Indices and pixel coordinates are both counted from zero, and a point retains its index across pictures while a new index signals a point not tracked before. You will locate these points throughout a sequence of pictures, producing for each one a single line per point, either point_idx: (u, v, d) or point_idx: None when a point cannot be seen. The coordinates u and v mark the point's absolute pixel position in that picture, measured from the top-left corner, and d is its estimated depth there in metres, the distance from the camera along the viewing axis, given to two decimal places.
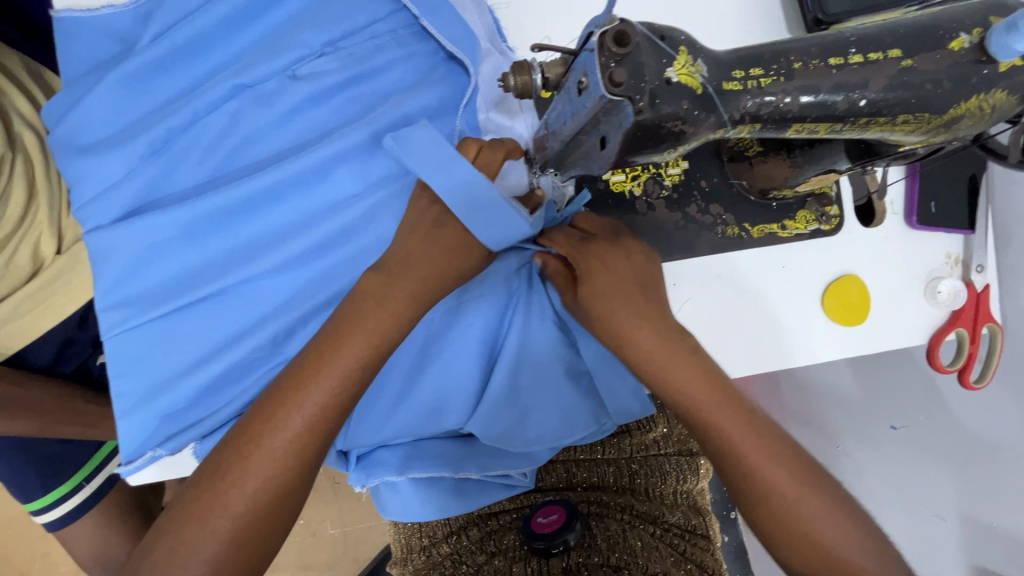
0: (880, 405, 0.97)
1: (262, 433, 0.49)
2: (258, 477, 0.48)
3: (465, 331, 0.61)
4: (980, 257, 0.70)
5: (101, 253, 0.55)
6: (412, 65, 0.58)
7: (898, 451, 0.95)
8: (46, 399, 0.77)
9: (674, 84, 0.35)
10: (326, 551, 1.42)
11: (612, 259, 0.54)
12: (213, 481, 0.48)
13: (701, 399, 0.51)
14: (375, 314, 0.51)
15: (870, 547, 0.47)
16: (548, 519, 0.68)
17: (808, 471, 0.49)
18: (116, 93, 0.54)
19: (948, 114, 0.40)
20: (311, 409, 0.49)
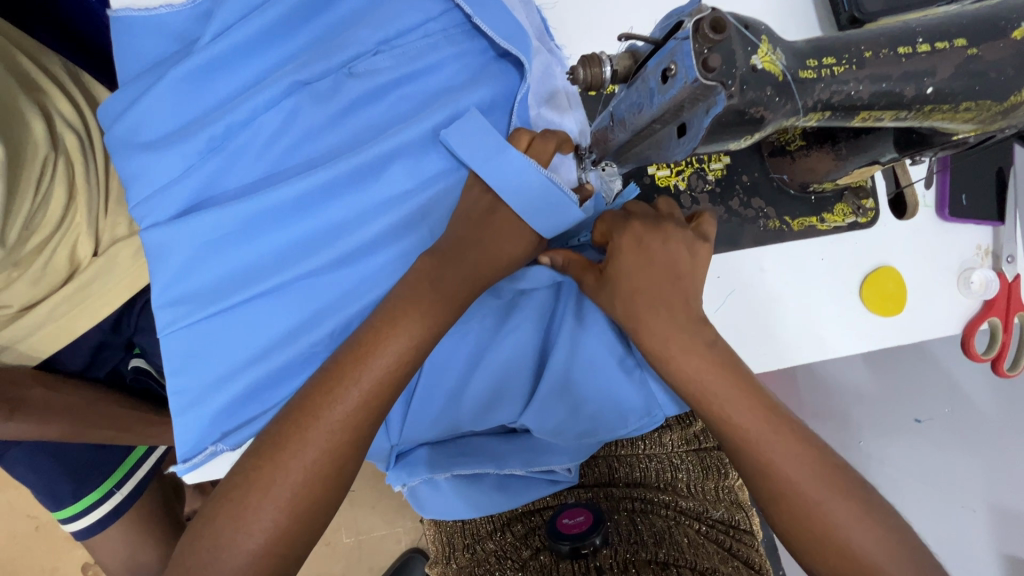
0: (900, 399, 1.00)
1: (321, 405, 0.46)
2: (318, 447, 0.45)
3: (517, 323, 0.63)
4: (1010, 248, 0.72)
5: (160, 250, 0.55)
6: (463, 63, 0.59)
7: (922, 444, 0.97)
8: (80, 403, 0.76)
9: (759, 71, 0.36)
10: (341, 561, 1.40)
11: (631, 250, 0.53)
12: (271, 451, 0.45)
13: (715, 391, 0.51)
14: (431, 294, 0.48)
15: (894, 550, 0.47)
16: (574, 521, 0.69)
17: (836, 474, 0.49)
18: (175, 91, 0.54)
19: (1008, 101, 0.42)
20: (373, 379, 0.46)
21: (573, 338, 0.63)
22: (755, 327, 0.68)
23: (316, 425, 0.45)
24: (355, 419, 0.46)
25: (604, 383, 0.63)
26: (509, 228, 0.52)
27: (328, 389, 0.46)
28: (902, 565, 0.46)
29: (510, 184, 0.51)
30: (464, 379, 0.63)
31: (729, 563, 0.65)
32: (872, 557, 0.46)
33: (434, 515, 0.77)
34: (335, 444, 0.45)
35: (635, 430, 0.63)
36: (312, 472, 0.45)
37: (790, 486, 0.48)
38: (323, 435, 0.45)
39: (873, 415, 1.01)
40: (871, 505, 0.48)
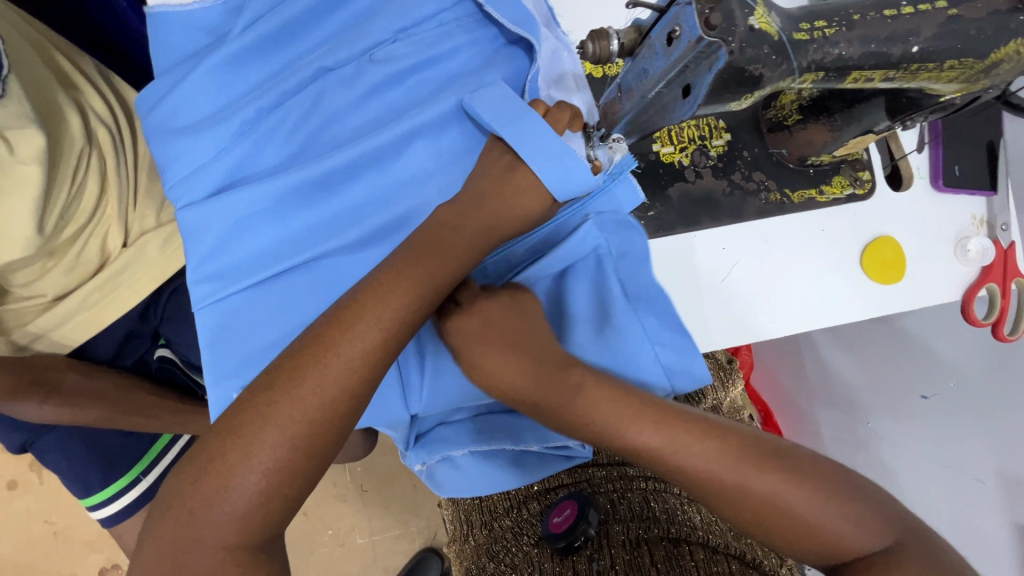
0: (906, 378, 1.06)
1: (338, 340, 0.48)
2: (336, 378, 0.47)
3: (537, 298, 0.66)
4: (1004, 216, 0.74)
5: (195, 228, 0.59)
6: (477, 50, 0.62)
7: (928, 417, 1.01)
8: (111, 388, 0.79)
9: (756, 30, 0.40)
10: (355, 561, 1.41)
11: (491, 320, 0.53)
12: (289, 383, 0.47)
13: (603, 421, 0.52)
14: (452, 240, 0.52)
15: (832, 509, 0.48)
16: (562, 517, 0.71)
17: (766, 458, 0.50)
18: (209, 79, 0.58)
19: (988, 59, 0.45)
20: (387, 318, 0.49)
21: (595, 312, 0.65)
22: (759, 298, 0.70)
23: (332, 361, 0.47)
24: (371, 357, 0.49)
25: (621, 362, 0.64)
26: (525, 185, 0.54)
27: (347, 323, 0.48)
28: (844, 521, 0.48)
29: (530, 143, 0.54)
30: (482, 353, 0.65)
31: (742, 540, 0.71)
32: (808, 520, 0.48)
33: (448, 493, 0.79)
34: (351, 381, 0.48)
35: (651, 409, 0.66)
36: (330, 404, 0.47)
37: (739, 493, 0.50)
38: (342, 370, 0.48)
39: (884, 395, 1.09)
40: (804, 476, 0.49)
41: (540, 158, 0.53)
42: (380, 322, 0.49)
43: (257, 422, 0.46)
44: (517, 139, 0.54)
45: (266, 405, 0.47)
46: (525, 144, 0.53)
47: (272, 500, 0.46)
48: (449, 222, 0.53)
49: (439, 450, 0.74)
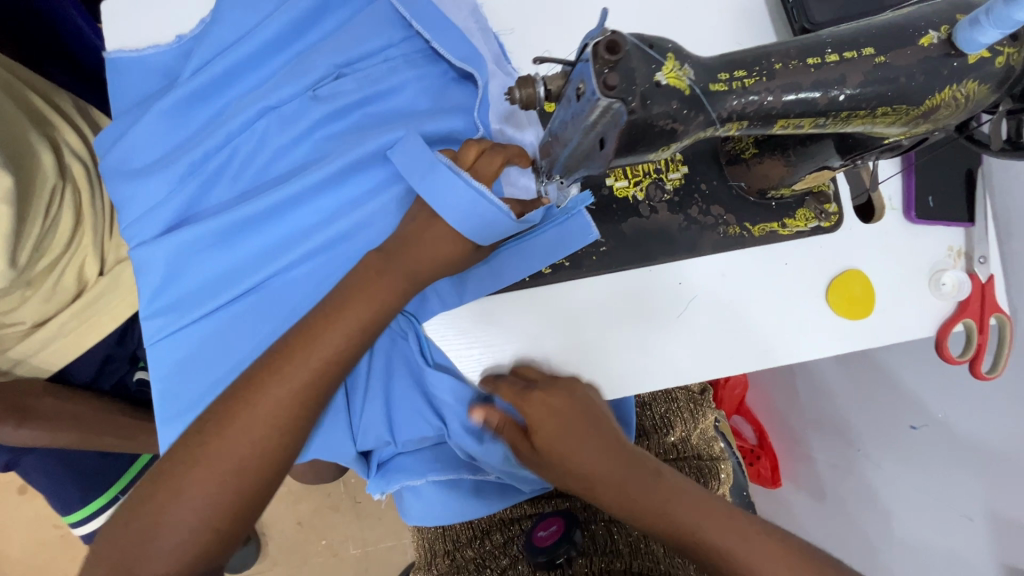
0: (901, 407, 0.98)
1: (267, 382, 0.51)
2: (265, 416, 0.50)
3: (485, 346, 0.66)
4: (982, 248, 0.71)
5: (145, 265, 0.60)
6: (424, 84, 0.63)
7: (920, 449, 0.94)
8: (89, 410, 0.81)
9: (663, 86, 0.39)
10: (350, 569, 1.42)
11: (553, 399, 0.60)
12: (218, 424, 0.50)
13: (621, 500, 0.57)
14: (379, 282, 0.54)
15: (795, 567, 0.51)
16: (547, 532, 0.71)
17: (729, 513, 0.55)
18: (157, 122, 0.59)
19: (924, 105, 0.43)
20: (318, 360, 0.52)
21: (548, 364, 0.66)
22: (717, 334, 0.69)
23: (260, 402, 0.51)
24: (300, 395, 0.52)
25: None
26: (445, 234, 0.55)
27: (277, 367, 0.51)
28: None
29: (446, 201, 0.54)
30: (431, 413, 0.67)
31: None
32: None
33: (416, 521, 0.77)
34: (280, 419, 0.51)
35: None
36: (257, 440, 0.50)
37: (735, 565, 0.52)
38: (271, 411, 0.51)
39: (877, 425, 1.02)
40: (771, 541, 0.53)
41: (451, 208, 0.54)
42: (308, 366, 0.52)
43: (189, 463, 0.49)
44: (432, 195, 0.54)
45: (196, 448, 0.50)
46: (436, 195, 0.54)
47: (205, 536, 0.49)
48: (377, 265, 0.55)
49: (399, 480, 0.69)
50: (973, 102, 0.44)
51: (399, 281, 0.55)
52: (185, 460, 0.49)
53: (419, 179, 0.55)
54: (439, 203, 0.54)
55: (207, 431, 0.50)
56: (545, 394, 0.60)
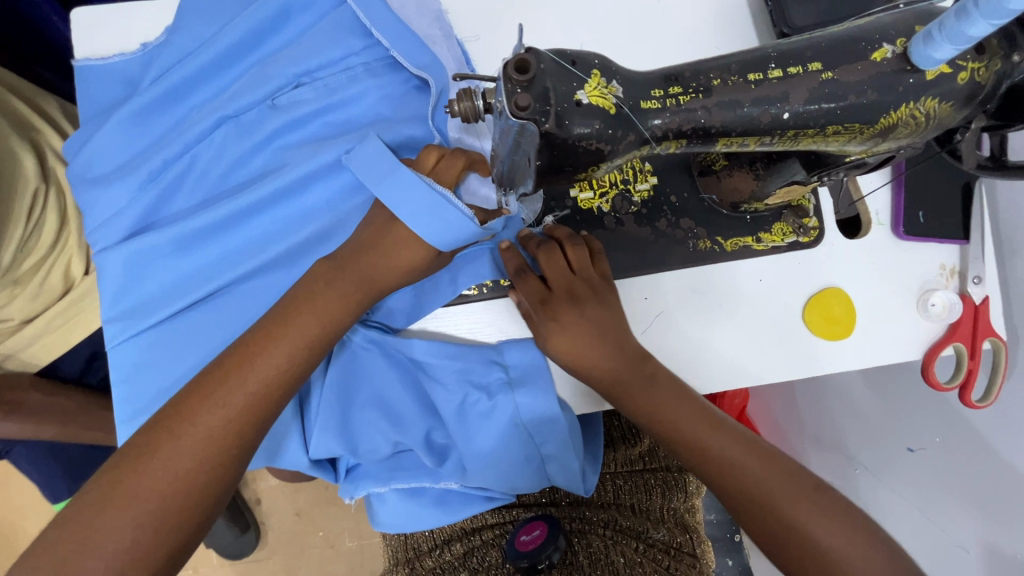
0: (901, 424, 0.88)
1: (198, 411, 0.51)
2: (194, 438, 0.51)
3: (438, 366, 0.63)
4: (977, 268, 0.66)
5: (105, 270, 0.61)
6: (384, 92, 0.62)
7: (914, 473, 0.84)
8: (72, 404, 0.84)
9: (584, 105, 0.37)
10: (344, 565, 1.35)
11: (567, 316, 0.58)
12: (143, 460, 0.50)
13: (716, 447, 0.56)
14: (325, 295, 0.54)
15: (851, 533, 0.51)
16: (531, 536, 0.70)
17: (795, 477, 0.54)
18: (120, 130, 0.61)
19: (879, 123, 0.40)
20: (249, 386, 0.52)
21: (506, 378, 0.63)
22: (684, 352, 0.66)
23: (188, 432, 0.50)
24: (231, 422, 0.52)
25: (535, 425, 0.63)
26: (404, 239, 0.53)
27: (210, 393, 0.52)
28: (851, 543, 0.50)
29: (406, 206, 0.52)
30: (387, 427, 0.63)
31: None
32: (839, 551, 0.50)
33: (386, 529, 0.76)
34: (209, 450, 0.51)
35: (556, 475, 0.66)
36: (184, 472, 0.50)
37: (775, 517, 0.53)
38: (200, 438, 0.51)
39: (872, 441, 0.91)
40: (827, 506, 0.52)
41: (414, 214, 0.52)
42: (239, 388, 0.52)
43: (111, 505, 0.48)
44: (391, 199, 0.52)
45: (120, 483, 0.49)
46: (398, 200, 0.52)
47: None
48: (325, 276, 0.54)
49: (364, 486, 0.68)
50: (936, 122, 0.41)
51: (350, 286, 0.54)
52: (109, 499, 0.48)
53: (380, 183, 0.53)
54: (400, 208, 0.52)
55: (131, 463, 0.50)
56: (559, 306, 0.59)
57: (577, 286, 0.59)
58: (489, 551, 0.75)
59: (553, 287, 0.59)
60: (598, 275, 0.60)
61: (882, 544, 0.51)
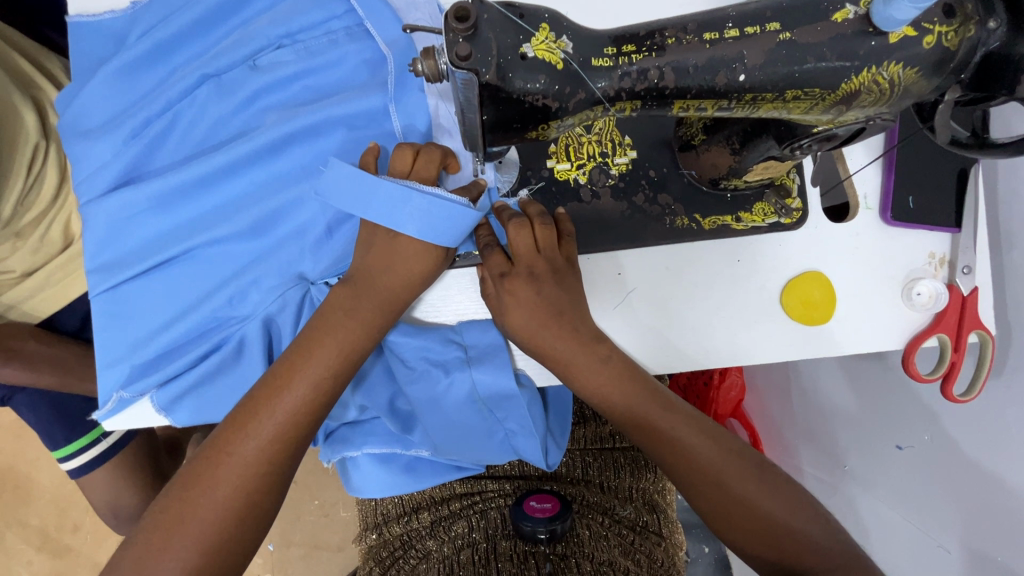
0: (883, 421, 0.84)
1: (232, 442, 0.53)
2: (230, 460, 0.53)
3: (399, 343, 0.63)
4: (967, 258, 0.64)
5: (89, 222, 0.63)
6: (363, 58, 0.63)
7: (902, 472, 0.81)
8: (69, 357, 0.87)
9: (529, 59, 0.37)
10: (337, 534, 1.38)
11: (522, 290, 0.58)
12: (186, 491, 0.52)
13: (664, 425, 0.57)
14: (345, 325, 0.56)
15: (782, 499, 0.56)
16: (542, 506, 0.70)
17: (734, 451, 0.58)
18: (108, 86, 0.63)
19: (841, 88, 0.39)
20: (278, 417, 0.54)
21: (463, 357, 0.63)
22: (656, 331, 0.65)
23: (227, 462, 0.53)
24: (260, 440, 0.53)
25: (493, 402, 0.64)
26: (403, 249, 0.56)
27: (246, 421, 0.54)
28: (782, 507, 0.56)
29: (400, 218, 0.54)
30: (354, 390, 0.64)
31: (629, 557, 0.69)
32: (775, 515, 0.55)
33: (363, 495, 0.74)
34: (245, 479, 0.53)
35: (522, 450, 0.65)
36: (222, 497, 0.52)
37: (721, 487, 0.56)
38: (239, 459, 0.53)
39: (859, 439, 0.88)
40: (764, 478, 0.57)
41: (412, 224, 0.54)
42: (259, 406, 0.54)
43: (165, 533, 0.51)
44: (381, 215, 0.54)
45: (171, 515, 0.51)
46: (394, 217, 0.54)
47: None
48: (342, 305, 0.56)
49: (339, 450, 0.69)
50: (903, 91, 0.39)
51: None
52: (163, 528, 0.51)
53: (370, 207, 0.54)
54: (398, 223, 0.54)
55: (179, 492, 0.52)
56: (517, 282, 0.58)
57: (538, 263, 0.58)
58: (456, 522, 0.76)
59: (516, 261, 0.58)
60: (562, 257, 0.59)
61: (805, 508, 0.57)
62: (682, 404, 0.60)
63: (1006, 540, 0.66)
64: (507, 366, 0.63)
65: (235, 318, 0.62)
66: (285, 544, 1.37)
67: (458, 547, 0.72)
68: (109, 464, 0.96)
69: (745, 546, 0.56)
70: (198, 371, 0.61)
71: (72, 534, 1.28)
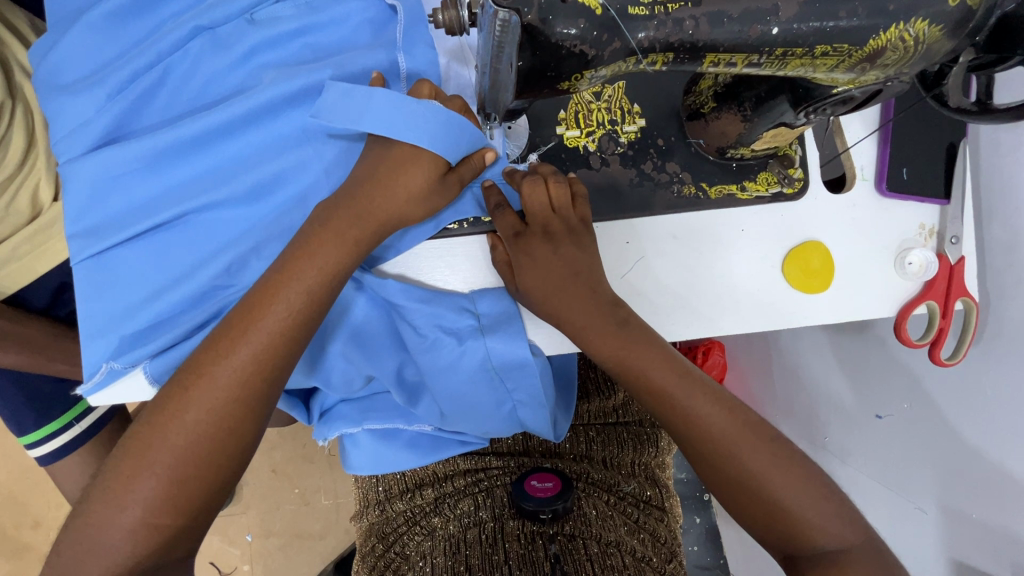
0: (868, 391, 0.86)
1: (212, 410, 0.49)
2: (199, 404, 0.49)
3: (411, 310, 0.60)
4: (955, 228, 0.67)
5: (70, 183, 0.59)
6: (367, 15, 0.60)
7: (882, 441, 0.84)
8: (38, 335, 0.80)
9: (569, 2, 0.36)
10: (319, 521, 1.35)
11: (538, 248, 0.58)
12: (147, 454, 0.48)
13: (674, 392, 0.58)
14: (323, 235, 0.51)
15: (794, 475, 0.56)
16: (543, 485, 0.70)
17: (747, 425, 0.57)
18: (91, 36, 0.59)
19: (868, 45, 0.40)
20: (263, 368, 0.50)
21: (476, 325, 0.62)
22: (663, 299, 0.66)
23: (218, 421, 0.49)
24: (249, 397, 0.50)
25: (505, 371, 0.63)
26: (403, 158, 0.52)
27: (219, 341, 0.50)
28: (791, 483, 0.56)
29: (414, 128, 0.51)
30: (359, 360, 0.62)
31: (635, 535, 0.70)
32: (782, 490, 0.55)
33: (358, 472, 0.74)
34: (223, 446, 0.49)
35: (528, 421, 0.66)
36: (198, 446, 0.49)
37: (730, 457, 0.56)
38: (206, 384, 0.49)
39: (843, 411, 0.91)
40: (778, 452, 0.57)
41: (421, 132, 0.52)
42: (241, 357, 0.50)
43: (133, 474, 0.47)
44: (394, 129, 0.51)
45: (145, 488, 0.47)
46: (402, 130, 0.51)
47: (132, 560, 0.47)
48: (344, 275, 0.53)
49: (338, 427, 0.68)
50: (926, 48, 0.40)
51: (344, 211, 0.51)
52: (131, 453, 0.48)
53: (368, 116, 0.52)
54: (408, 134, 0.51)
55: (149, 413, 0.49)
56: (533, 241, 0.58)
57: (554, 222, 0.58)
58: (461, 500, 0.75)
59: (530, 222, 0.58)
60: (577, 217, 0.59)
61: (818, 484, 0.56)
62: (693, 368, 0.60)
63: (981, 499, 0.70)
64: (522, 334, 0.62)
65: (233, 287, 0.58)
66: (265, 534, 1.33)
67: (462, 526, 0.72)
68: (83, 449, 0.91)
69: (751, 519, 0.57)
70: (196, 341, 0.58)
71: (31, 529, 1.21)
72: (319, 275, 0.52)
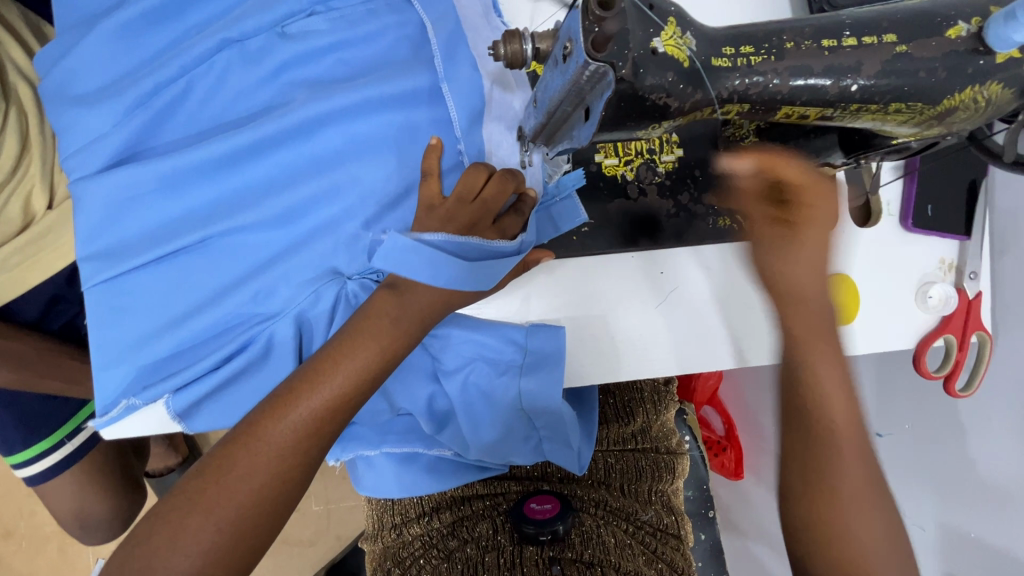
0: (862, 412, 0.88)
1: (253, 446, 0.47)
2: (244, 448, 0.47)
3: (457, 340, 0.61)
4: (974, 264, 0.69)
5: (82, 202, 0.56)
6: (405, 33, 0.58)
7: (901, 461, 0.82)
8: (30, 352, 0.75)
9: (660, 54, 0.35)
10: (309, 528, 1.32)
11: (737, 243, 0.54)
12: (183, 509, 0.45)
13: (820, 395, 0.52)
14: None
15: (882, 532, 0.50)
16: (542, 507, 0.70)
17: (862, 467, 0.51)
18: (109, 46, 0.56)
19: (941, 104, 0.40)
20: (315, 409, 0.49)
21: (518, 363, 0.61)
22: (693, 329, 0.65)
23: (262, 451, 0.47)
24: (292, 441, 0.48)
25: (534, 412, 0.63)
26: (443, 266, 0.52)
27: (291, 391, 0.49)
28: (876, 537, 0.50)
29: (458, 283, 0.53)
30: (395, 390, 0.62)
31: (653, 566, 0.68)
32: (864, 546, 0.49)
33: (371, 494, 0.70)
34: (259, 492, 0.47)
35: (551, 454, 0.66)
36: (237, 492, 0.46)
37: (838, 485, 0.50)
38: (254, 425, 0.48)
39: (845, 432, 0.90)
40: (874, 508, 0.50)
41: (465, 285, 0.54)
42: (288, 395, 0.49)
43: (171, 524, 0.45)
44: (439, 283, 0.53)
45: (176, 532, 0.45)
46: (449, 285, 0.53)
47: None
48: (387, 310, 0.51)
49: (353, 448, 0.65)
50: (994, 108, 0.40)
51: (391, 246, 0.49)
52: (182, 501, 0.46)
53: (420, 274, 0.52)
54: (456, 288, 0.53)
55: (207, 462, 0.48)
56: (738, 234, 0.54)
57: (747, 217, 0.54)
58: (479, 522, 0.74)
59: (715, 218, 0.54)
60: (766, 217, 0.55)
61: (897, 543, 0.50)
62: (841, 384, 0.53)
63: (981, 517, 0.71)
64: (559, 381, 0.61)
65: (260, 316, 0.55)
66: None
67: (478, 545, 0.70)
68: (73, 466, 0.86)
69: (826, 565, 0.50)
70: (222, 374, 0.55)
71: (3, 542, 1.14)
72: (371, 319, 0.51)
